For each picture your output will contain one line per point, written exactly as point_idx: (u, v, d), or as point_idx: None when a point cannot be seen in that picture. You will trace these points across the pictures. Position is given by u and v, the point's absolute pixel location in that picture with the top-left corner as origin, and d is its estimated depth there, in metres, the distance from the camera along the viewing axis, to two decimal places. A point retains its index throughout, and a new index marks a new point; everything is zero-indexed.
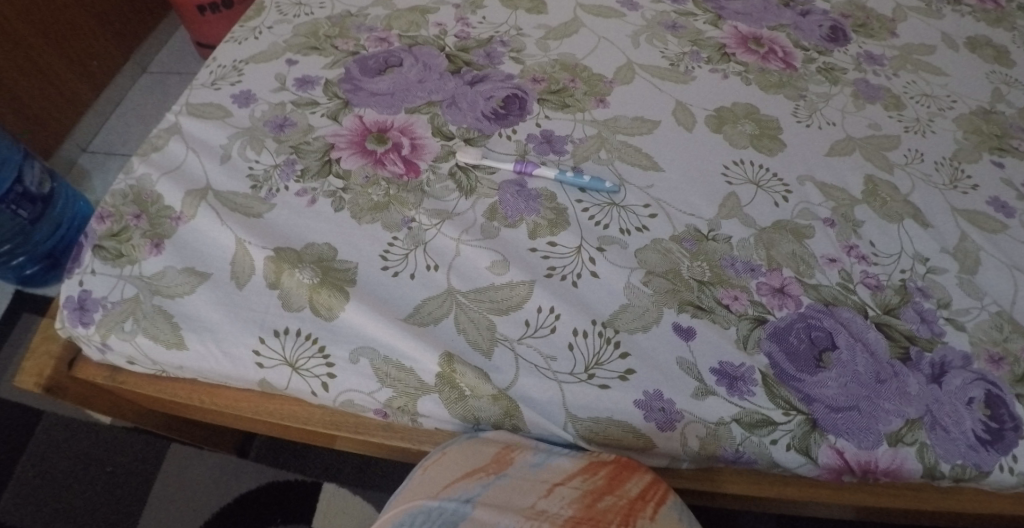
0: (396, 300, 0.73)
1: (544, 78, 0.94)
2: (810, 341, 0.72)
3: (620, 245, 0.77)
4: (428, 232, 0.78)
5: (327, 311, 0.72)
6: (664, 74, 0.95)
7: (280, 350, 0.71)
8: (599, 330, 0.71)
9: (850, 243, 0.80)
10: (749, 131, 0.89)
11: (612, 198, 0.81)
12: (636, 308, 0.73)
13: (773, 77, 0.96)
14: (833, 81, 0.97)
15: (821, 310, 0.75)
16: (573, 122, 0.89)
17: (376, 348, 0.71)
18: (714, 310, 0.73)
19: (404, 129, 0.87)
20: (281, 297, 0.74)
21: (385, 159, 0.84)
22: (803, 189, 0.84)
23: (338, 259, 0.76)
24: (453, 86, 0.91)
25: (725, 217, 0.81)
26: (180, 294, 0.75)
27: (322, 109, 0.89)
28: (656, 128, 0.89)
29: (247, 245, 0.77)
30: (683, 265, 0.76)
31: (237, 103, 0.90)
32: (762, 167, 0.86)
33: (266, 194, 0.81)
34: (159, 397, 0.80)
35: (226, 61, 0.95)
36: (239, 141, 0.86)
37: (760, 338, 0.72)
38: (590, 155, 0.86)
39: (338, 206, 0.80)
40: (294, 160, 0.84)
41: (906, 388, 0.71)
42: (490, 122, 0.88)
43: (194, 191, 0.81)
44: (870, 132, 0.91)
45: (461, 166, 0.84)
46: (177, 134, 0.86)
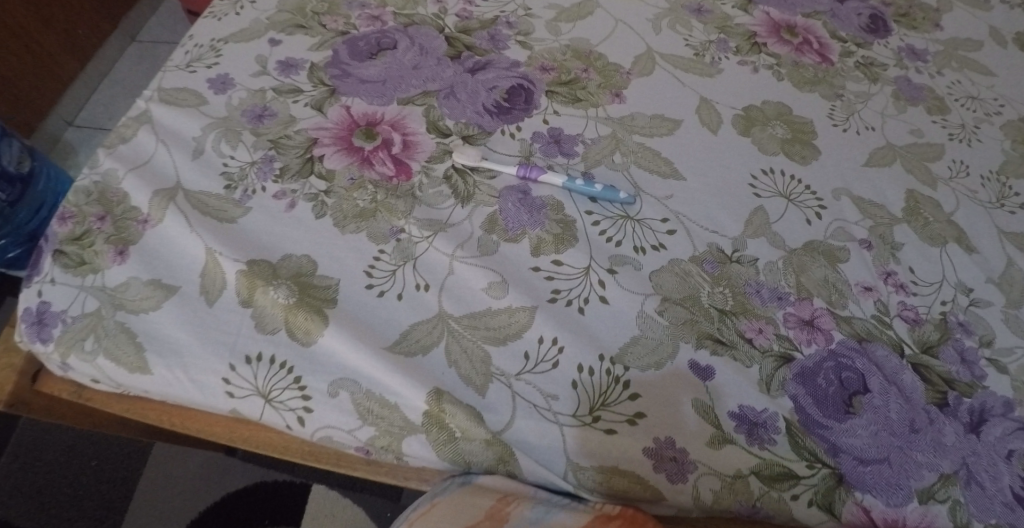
0: (382, 325, 0.66)
1: (554, 67, 0.84)
2: (839, 384, 0.65)
3: (633, 267, 0.69)
4: (419, 245, 0.70)
5: (305, 336, 0.65)
6: (686, 66, 0.86)
7: (251, 380, 0.64)
8: (607, 367, 0.64)
9: (888, 269, 0.72)
10: (781, 135, 0.80)
11: (626, 210, 0.73)
12: (650, 341, 0.65)
13: (808, 72, 0.86)
14: (873, 78, 0.87)
15: (853, 349, 0.67)
16: (584, 119, 0.81)
17: (357, 380, 0.63)
18: (736, 345, 0.66)
19: (395, 123, 0.78)
20: (254, 317, 0.66)
21: (374, 158, 0.75)
22: (838, 205, 0.76)
23: (317, 275, 0.68)
24: (452, 74, 0.82)
25: (752, 235, 0.72)
26: (145, 310, 0.68)
27: (305, 98, 0.80)
28: (677, 128, 0.80)
29: (218, 256, 0.69)
30: (703, 291, 0.68)
31: (214, 88, 0.81)
32: (794, 178, 0.77)
33: (241, 196, 0.73)
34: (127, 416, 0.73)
35: (202, 40, 0.86)
36: (213, 133, 0.77)
37: (785, 379, 0.65)
38: (604, 159, 0.77)
39: (320, 212, 0.72)
40: (273, 157, 0.76)
41: (941, 439, 0.65)
42: (492, 118, 0.79)
43: (162, 191, 0.74)
44: (912, 139, 0.82)
45: (457, 169, 0.75)
46: (147, 124, 0.78)
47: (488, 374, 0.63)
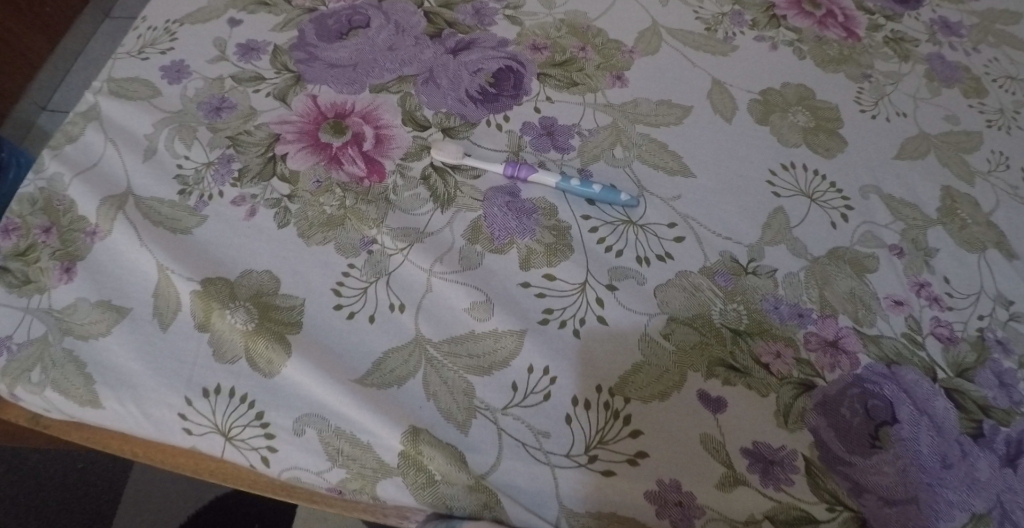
0: (351, 352, 0.58)
1: (547, 45, 0.75)
2: (865, 414, 0.58)
3: (635, 280, 0.62)
4: (393, 258, 0.62)
5: (267, 366, 0.58)
6: (697, 43, 0.77)
7: (209, 415, 0.58)
8: (605, 400, 0.57)
9: (920, 279, 0.64)
10: (802, 123, 0.72)
11: (627, 213, 0.65)
12: (654, 369, 0.58)
13: (832, 49, 0.77)
14: (904, 56, 0.77)
15: (882, 374, 0.60)
16: (580, 106, 0.72)
17: (325, 416, 0.57)
18: (751, 371, 0.59)
19: (367, 115, 0.69)
20: (211, 343, 0.60)
21: (343, 156, 0.67)
22: (866, 205, 0.67)
23: (280, 294, 0.61)
24: (432, 56, 0.73)
25: (770, 241, 0.64)
26: (94, 336, 0.61)
27: (267, 86, 0.71)
28: (685, 116, 0.72)
29: (170, 274, 0.62)
30: (715, 308, 0.61)
31: (168, 77, 0.73)
32: (817, 174, 0.69)
33: (196, 203, 0.66)
34: (89, 444, 0.67)
35: (156, 22, 0.77)
36: (167, 130, 0.70)
37: (804, 409, 0.58)
38: (602, 153, 0.69)
39: (283, 220, 0.64)
40: (231, 156, 0.68)
41: (974, 474, 0.57)
42: (477, 106, 0.71)
43: (111, 198, 0.66)
44: (946, 126, 0.73)
45: (437, 167, 0.67)
46: (96, 121, 0.70)
47: (471, 410, 0.56)
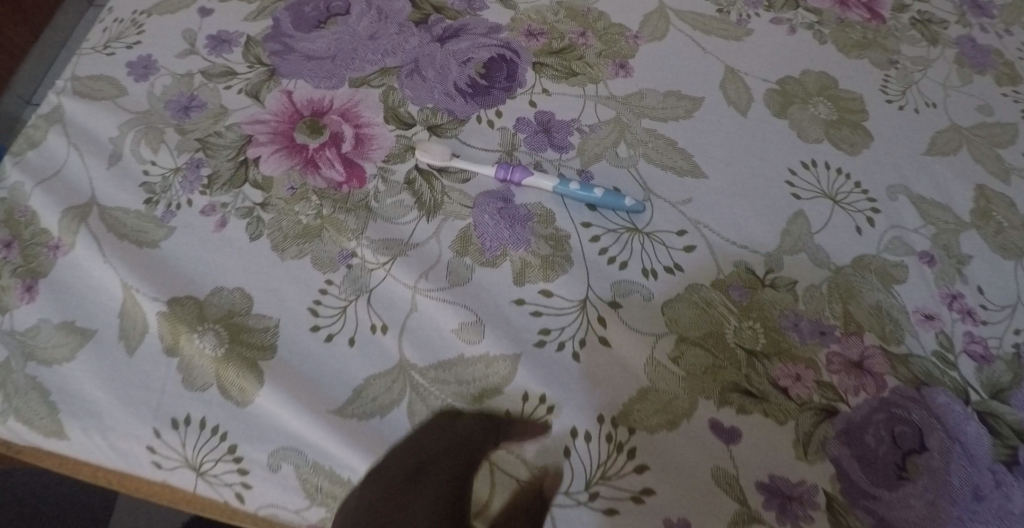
0: (330, 379, 0.54)
1: (543, 31, 0.69)
2: (892, 442, 0.53)
3: (640, 295, 0.56)
4: (374, 273, 0.57)
5: (239, 394, 0.54)
6: (708, 26, 0.70)
7: (179, 449, 0.54)
8: (607, 431, 0.52)
9: (953, 290, 0.59)
10: (824, 116, 0.65)
11: (631, 219, 0.59)
12: (661, 396, 0.53)
13: (854, 32, 0.70)
14: (933, 39, 0.70)
15: (911, 397, 0.55)
16: (579, 99, 0.65)
17: (302, 450, 0.52)
18: (767, 396, 0.54)
19: (346, 113, 0.64)
20: (181, 369, 0.55)
21: (319, 158, 0.62)
22: (893, 207, 0.62)
23: (252, 314, 0.56)
24: (417, 45, 0.67)
25: (789, 249, 0.59)
26: (57, 361, 0.57)
27: (239, 82, 0.66)
28: (696, 108, 0.65)
29: (136, 294, 0.58)
30: (728, 326, 0.55)
31: (134, 74, 0.67)
32: (840, 173, 0.63)
33: (163, 213, 0.61)
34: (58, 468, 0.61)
35: (123, 13, 0.71)
36: (132, 132, 0.64)
37: (825, 438, 0.53)
38: (604, 152, 0.63)
39: (255, 232, 0.59)
40: (200, 161, 0.62)
41: (1009, 506, 0.52)
42: (466, 101, 0.65)
43: (74, 209, 0.61)
44: (980, 118, 0.66)
45: (422, 170, 0.61)
46: (59, 124, 0.65)
47: (462, 411, 0.53)
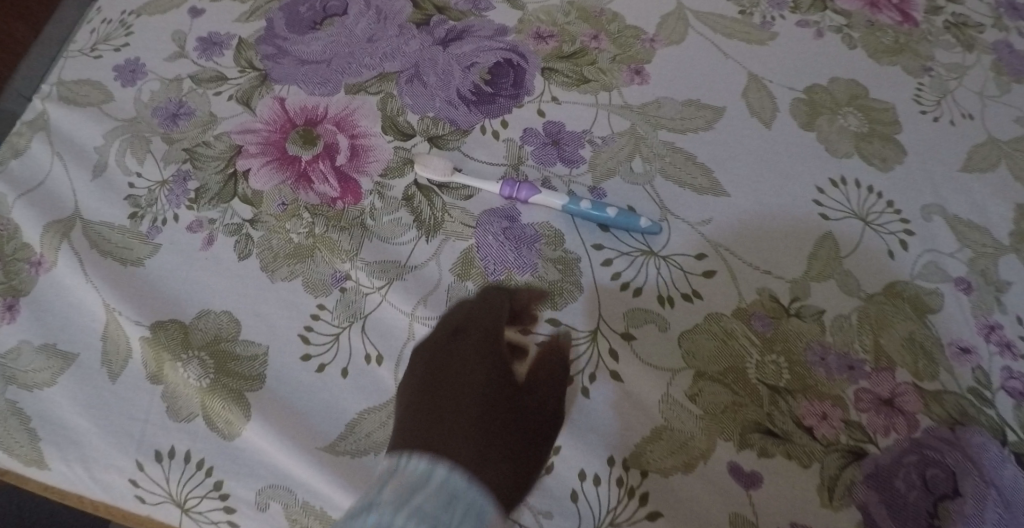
0: (322, 412, 0.51)
1: (552, 34, 0.65)
2: (923, 488, 0.49)
3: (656, 325, 0.53)
4: (369, 298, 0.53)
5: (225, 426, 0.51)
6: (729, 29, 0.65)
7: (163, 483, 0.51)
8: (618, 475, 0.49)
9: (991, 320, 0.54)
10: (853, 127, 0.61)
11: (647, 241, 0.55)
12: (676, 436, 0.49)
13: (885, 36, 0.65)
14: (968, 44, 0.65)
15: (945, 439, 0.50)
16: (591, 108, 0.61)
17: (292, 489, 0.49)
18: (791, 437, 0.50)
19: (342, 122, 0.60)
20: (165, 397, 0.52)
21: (313, 171, 0.58)
22: (927, 229, 0.57)
23: (240, 340, 0.53)
24: (418, 48, 0.63)
25: (816, 276, 0.55)
26: (37, 386, 0.54)
27: (229, 88, 0.62)
28: (716, 118, 0.61)
29: (119, 316, 0.54)
30: (751, 360, 0.52)
31: (121, 78, 0.64)
32: (870, 191, 0.58)
33: (148, 229, 0.57)
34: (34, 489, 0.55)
35: (111, 13, 0.68)
36: (118, 141, 0.61)
37: (852, 483, 0.49)
38: (618, 167, 0.59)
39: (243, 251, 0.55)
40: (187, 173, 0.59)
41: None
42: (470, 109, 0.61)
43: (57, 223, 0.58)
44: (1020, 130, 0.61)
45: (422, 186, 0.57)
46: (43, 131, 0.62)
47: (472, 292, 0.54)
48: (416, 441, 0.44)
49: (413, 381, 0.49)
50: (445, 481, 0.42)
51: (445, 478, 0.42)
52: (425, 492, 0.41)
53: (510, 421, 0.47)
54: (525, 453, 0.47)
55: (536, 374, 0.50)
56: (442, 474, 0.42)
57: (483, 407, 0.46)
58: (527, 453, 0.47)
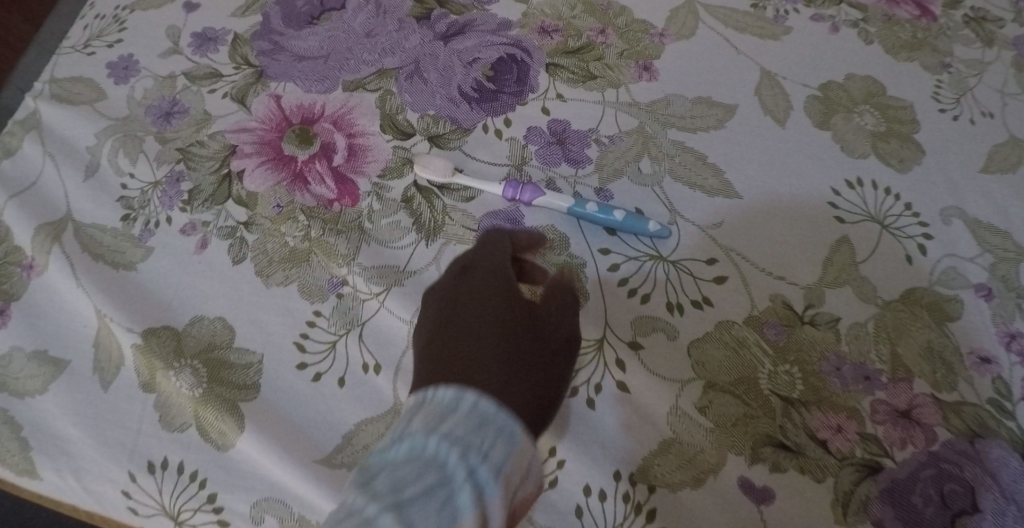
0: (318, 423, 0.49)
1: (557, 28, 0.62)
2: (941, 504, 0.47)
3: (665, 334, 0.51)
4: (367, 305, 0.52)
5: (219, 436, 0.49)
6: (740, 23, 0.63)
7: (155, 495, 0.49)
8: (624, 490, 0.47)
9: (1013, 329, 0.52)
10: (870, 126, 0.59)
11: (655, 246, 0.53)
12: (685, 449, 0.48)
13: (902, 31, 0.63)
14: (988, 39, 0.63)
15: (964, 452, 0.48)
16: (597, 106, 0.59)
17: (288, 502, 0.48)
18: (805, 450, 0.48)
19: (340, 120, 0.58)
20: (158, 406, 0.51)
21: (310, 172, 0.56)
22: (946, 233, 0.55)
23: (233, 348, 0.51)
24: (419, 43, 0.61)
25: (831, 283, 0.53)
26: (28, 394, 0.52)
27: (224, 85, 0.60)
28: (728, 117, 0.59)
29: (111, 323, 0.53)
30: (763, 370, 0.50)
31: (114, 76, 0.62)
32: (888, 192, 0.56)
33: (140, 232, 0.56)
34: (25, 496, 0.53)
35: (104, 8, 0.66)
36: (110, 141, 0.59)
37: (867, 499, 0.47)
38: (625, 168, 0.57)
39: (237, 255, 0.54)
40: (181, 174, 0.57)
41: None
42: (472, 107, 0.59)
43: (48, 226, 0.56)
44: None
45: (422, 187, 0.55)
46: (34, 130, 0.60)
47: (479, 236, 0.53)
48: (438, 375, 0.42)
49: (426, 326, 0.47)
50: (475, 406, 0.39)
51: (474, 403, 0.39)
52: (455, 415, 0.38)
53: (529, 344, 0.45)
54: (550, 380, 0.45)
55: (550, 297, 0.49)
56: (471, 400, 0.39)
57: (501, 330, 0.45)
58: (553, 376, 0.45)
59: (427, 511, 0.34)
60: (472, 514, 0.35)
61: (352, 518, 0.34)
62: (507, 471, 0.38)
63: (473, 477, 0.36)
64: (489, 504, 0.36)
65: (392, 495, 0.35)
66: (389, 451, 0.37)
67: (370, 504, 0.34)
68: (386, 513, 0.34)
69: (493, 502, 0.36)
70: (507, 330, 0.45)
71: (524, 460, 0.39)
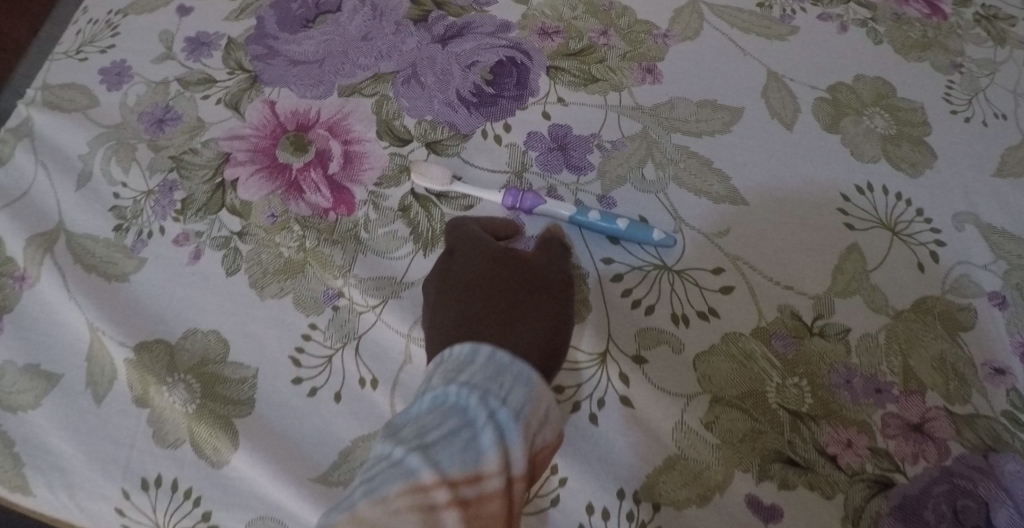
0: (315, 440, 0.48)
1: (558, 30, 0.61)
2: (955, 521, 0.45)
3: (669, 347, 0.49)
4: (363, 317, 0.51)
5: (214, 453, 0.48)
6: (745, 24, 0.61)
7: (150, 513, 0.48)
8: (628, 508, 0.46)
9: None
10: (880, 129, 0.57)
11: (659, 255, 0.52)
12: (691, 466, 0.46)
13: (912, 30, 0.61)
14: (1000, 38, 0.61)
15: (978, 467, 0.47)
16: (599, 110, 0.58)
17: (284, 521, 0.47)
18: (814, 466, 0.47)
19: (335, 127, 0.57)
20: (151, 422, 0.50)
21: (304, 180, 0.55)
22: (958, 239, 0.53)
23: (228, 362, 0.50)
24: (416, 46, 0.60)
25: (841, 292, 0.51)
26: (20, 409, 0.51)
27: (218, 91, 0.59)
28: (734, 120, 0.57)
29: (103, 336, 0.52)
30: (771, 384, 0.48)
31: (107, 82, 0.61)
32: (899, 198, 0.54)
33: (133, 242, 0.54)
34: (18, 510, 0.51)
35: (97, 12, 0.64)
36: (103, 149, 0.58)
37: (879, 517, 0.46)
38: (628, 174, 0.55)
39: (232, 266, 0.53)
40: (174, 183, 0.56)
41: None
42: (471, 112, 0.57)
43: (40, 236, 0.55)
44: None
45: (419, 195, 0.54)
46: (26, 137, 0.59)
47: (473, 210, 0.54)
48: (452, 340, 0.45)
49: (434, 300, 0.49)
50: (491, 357, 0.42)
51: (489, 355, 0.42)
52: (472, 366, 0.41)
53: (532, 304, 0.47)
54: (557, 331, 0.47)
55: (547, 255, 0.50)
56: (486, 352, 0.42)
57: (505, 292, 0.47)
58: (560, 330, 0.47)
59: (452, 450, 0.37)
60: (495, 453, 0.38)
61: (384, 462, 0.37)
62: (526, 414, 0.40)
63: (492, 419, 0.39)
64: (510, 443, 0.39)
65: (418, 440, 0.38)
66: (418, 408, 0.40)
67: (399, 449, 0.37)
68: (411, 453, 0.37)
69: (514, 443, 0.39)
70: (498, 285, 0.48)
71: (542, 406, 0.41)
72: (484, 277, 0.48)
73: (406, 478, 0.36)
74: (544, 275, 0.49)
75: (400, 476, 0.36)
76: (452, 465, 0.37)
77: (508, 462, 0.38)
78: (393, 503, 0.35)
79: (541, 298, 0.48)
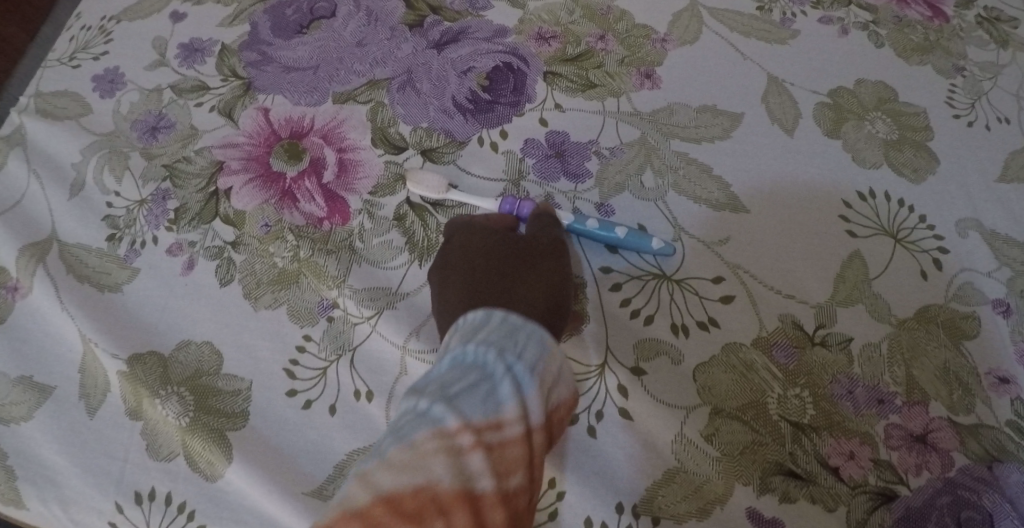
0: (309, 453, 0.47)
1: (555, 34, 0.60)
2: None
3: (669, 358, 0.49)
4: (358, 329, 0.50)
5: (208, 466, 0.48)
6: (745, 27, 0.60)
7: None
8: (627, 522, 0.45)
9: None
10: (882, 134, 0.56)
11: (658, 264, 0.51)
12: (690, 479, 0.46)
13: (914, 33, 0.60)
14: (1003, 41, 0.60)
15: (982, 479, 0.46)
16: (597, 116, 0.57)
17: None
18: (816, 478, 0.46)
19: (330, 135, 0.56)
20: (145, 435, 0.49)
21: (298, 189, 0.54)
22: (962, 246, 0.52)
23: (221, 374, 0.50)
24: (411, 52, 0.59)
25: (843, 301, 0.50)
26: (13, 421, 0.50)
27: (211, 98, 0.58)
28: (734, 126, 0.56)
29: (96, 348, 0.51)
30: (772, 394, 0.48)
31: (100, 89, 0.60)
32: (902, 204, 0.53)
33: (126, 252, 0.54)
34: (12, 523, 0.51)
35: (91, 19, 0.64)
36: (96, 157, 0.57)
37: None
38: (627, 181, 0.54)
39: (225, 276, 0.52)
40: (167, 192, 0.55)
41: None
42: (467, 118, 0.57)
43: (32, 246, 0.55)
44: None
45: (414, 204, 0.54)
46: (19, 146, 0.58)
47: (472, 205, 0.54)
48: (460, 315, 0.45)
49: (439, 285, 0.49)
50: (504, 320, 0.42)
51: (502, 320, 0.42)
52: (486, 327, 0.42)
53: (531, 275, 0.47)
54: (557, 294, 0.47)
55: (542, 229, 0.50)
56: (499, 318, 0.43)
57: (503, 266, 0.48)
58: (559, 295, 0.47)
59: (475, 399, 0.37)
60: (517, 401, 0.38)
61: (410, 413, 0.38)
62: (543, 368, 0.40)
63: (510, 372, 0.39)
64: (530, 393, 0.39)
65: (442, 392, 0.38)
66: (437, 371, 0.41)
67: (422, 402, 0.38)
68: (436, 402, 0.37)
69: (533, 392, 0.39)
70: (488, 261, 0.48)
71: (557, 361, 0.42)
72: (478, 254, 0.49)
73: (432, 425, 0.36)
74: (533, 246, 0.49)
75: (427, 422, 0.36)
76: (476, 411, 0.37)
77: (527, 410, 0.38)
78: (422, 446, 0.35)
79: (533, 266, 0.48)
